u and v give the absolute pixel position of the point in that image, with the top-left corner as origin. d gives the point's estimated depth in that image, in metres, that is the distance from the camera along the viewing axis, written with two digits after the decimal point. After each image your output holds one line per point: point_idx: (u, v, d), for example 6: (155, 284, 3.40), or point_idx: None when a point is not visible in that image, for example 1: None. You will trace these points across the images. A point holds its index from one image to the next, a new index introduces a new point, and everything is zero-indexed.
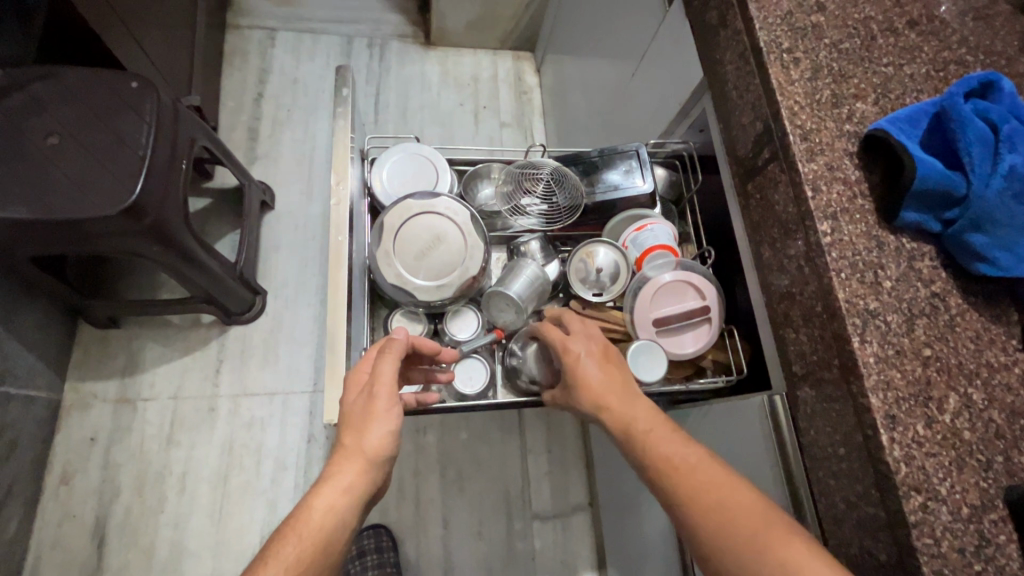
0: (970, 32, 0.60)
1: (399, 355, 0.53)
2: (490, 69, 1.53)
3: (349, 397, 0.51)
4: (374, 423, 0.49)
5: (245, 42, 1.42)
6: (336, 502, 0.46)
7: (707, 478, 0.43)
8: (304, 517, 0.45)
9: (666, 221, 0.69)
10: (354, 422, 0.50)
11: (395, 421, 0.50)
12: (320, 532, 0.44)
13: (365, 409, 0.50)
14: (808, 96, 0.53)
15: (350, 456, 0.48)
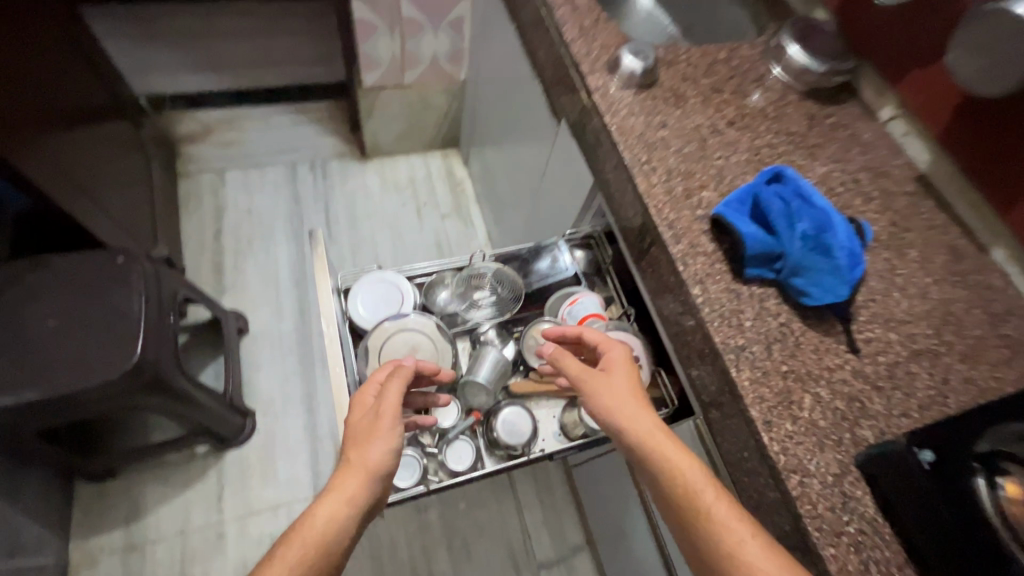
0: (771, 122, 0.83)
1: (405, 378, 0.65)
2: (423, 169, 1.73)
3: (357, 418, 0.63)
4: (375, 441, 0.60)
5: (198, 186, 1.56)
6: (337, 512, 0.56)
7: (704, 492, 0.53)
8: (310, 522, 0.55)
9: (591, 292, 0.86)
10: (360, 441, 0.60)
11: (394, 441, 0.61)
12: (322, 539, 0.54)
13: (370, 430, 0.61)
14: (667, 194, 0.72)
15: (353, 470, 0.58)
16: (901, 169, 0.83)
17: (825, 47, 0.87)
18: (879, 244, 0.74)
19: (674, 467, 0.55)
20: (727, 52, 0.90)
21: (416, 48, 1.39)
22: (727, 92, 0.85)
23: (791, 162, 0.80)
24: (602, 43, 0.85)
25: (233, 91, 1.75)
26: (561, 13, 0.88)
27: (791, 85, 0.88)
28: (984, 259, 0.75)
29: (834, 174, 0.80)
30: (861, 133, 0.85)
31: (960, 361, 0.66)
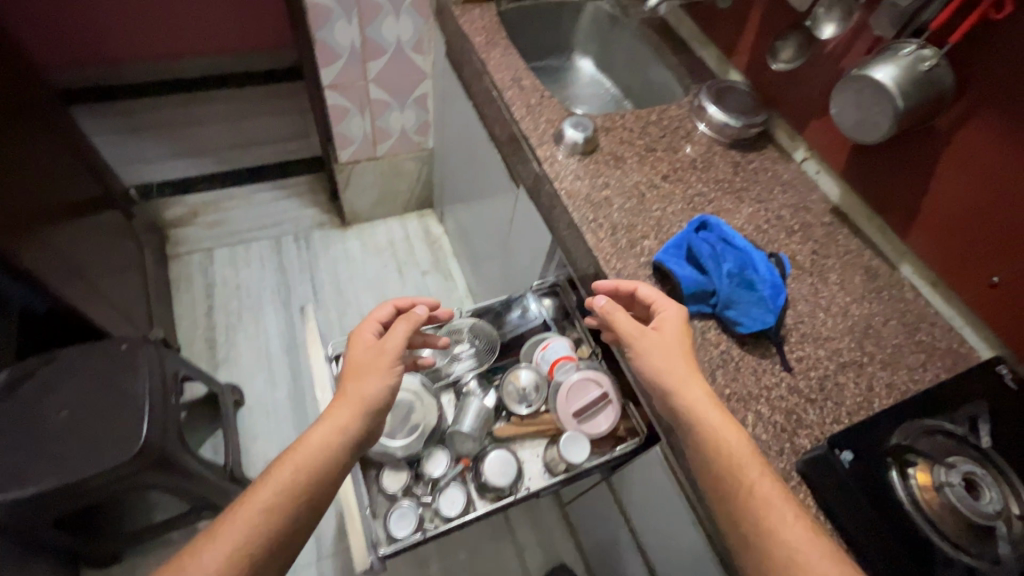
0: (700, 172, 0.95)
1: (416, 323, 0.81)
2: (401, 230, 1.84)
3: (362, 351, 0.76)
4: (370, 376, 0.73)
5: (187, 266, 1.64)
6: (333, 434, 0.68)
7: (756, 471, 0.57)
8: (307, 441, 0.67)
9: (561, 337, 0.95)
10: (361, 373, 0.74)
11: (387, 378, 0.74)
12: (319, 453, 0.66)
13: (371, 364, 0.75)
14: (613, 246, 0.82)
15: (351, 399, 0.71)
16: (818, 203, 0.94)
17: (739, 105, 1.00)
18: (803, 271, 0.85)
19: (724, 443, 0.59)
20: (658, 114, 1.03)
21: (386, 124, 1.51)
22: (660, 149, 0.97)
23: (721, 206, 0.91)
24: (547, 117, 0.97)
25: (216, 174, 1.85)
26: (510, 95, 1.01)
27: (715, 139, 1.00)
28: (896, 276, 0.86)
29: (759, 213, 0.91)
30: (781, 174, 0.98)
31: (881, 369, 0.75)
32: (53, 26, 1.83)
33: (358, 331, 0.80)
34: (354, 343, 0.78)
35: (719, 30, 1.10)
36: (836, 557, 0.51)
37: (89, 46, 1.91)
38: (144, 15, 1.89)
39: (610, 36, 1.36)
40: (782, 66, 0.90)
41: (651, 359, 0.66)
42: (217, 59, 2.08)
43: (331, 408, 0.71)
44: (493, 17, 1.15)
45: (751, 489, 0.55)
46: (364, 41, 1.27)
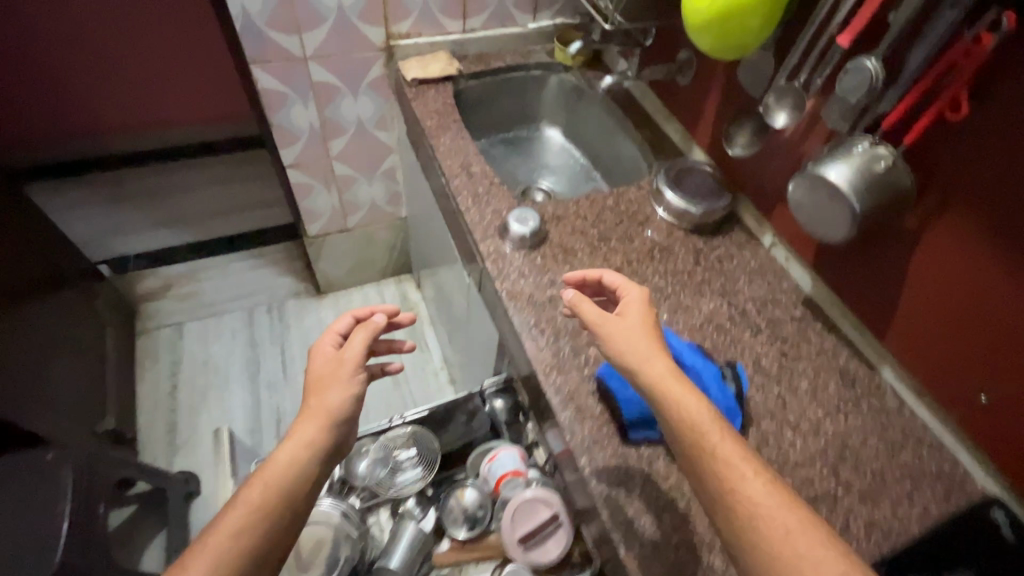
0: (657, 264, 0.88)
1: (375, 330, 0.79)
2: (378, 297, 1.78)
3: (322, 364, 0.74)
4: (332, 388, 0.71)
5: (155, 341, 1.60)
6: (299, 449, 0.66)
7: (733, 452, 0.49)
8: (274, 461, 0.65)
9: (512, 445, 0.87)
10: (323, 386, 0.72)
11: (349, 389, 0.72)
12: (285, 472, 0.64)
13: (331, 377, 0.73)
14: (555, 356, 0.75)
15: (314, 414, 0.69)
16: (788, 293, 0.86)
17: (698, 188, 0.94)
18: (769, 379, 0.76)
19: (694, 420, 0.51)
20: (614, 198, 0.97)
21: (354, 197, 1.48)
22: (614, 239, 0.91)
23: (678, 303, 0.84)
24: (493, 209, 0.92)
25: (193, 244, 1.83)
26: (457, 184, 0.96)
27: (675, 224, 0.94)
28: (875, 380, 0.77)
29: (721, 310, 0.84)
30: (747, 262, 0.90)
31: (858, 502, 0.65)
32: (29, 98, 1.83)
33: (317, 344, 0.78)
34: (313, 357, 0.77)
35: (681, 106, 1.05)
36: (825, 545, 0.43)
37: (64, 118, 1.91)
38: (122, 88, 1.91)
39: (576, 108, 1.31)
40: (737, 151, 0.84)
41: (615, 349, 0.58)
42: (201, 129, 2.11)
43: (295, 425, 0.69)
44: (446, 100, 1.13)
45: (711, 454, 0.49)
46: (323, 123, 1.25)
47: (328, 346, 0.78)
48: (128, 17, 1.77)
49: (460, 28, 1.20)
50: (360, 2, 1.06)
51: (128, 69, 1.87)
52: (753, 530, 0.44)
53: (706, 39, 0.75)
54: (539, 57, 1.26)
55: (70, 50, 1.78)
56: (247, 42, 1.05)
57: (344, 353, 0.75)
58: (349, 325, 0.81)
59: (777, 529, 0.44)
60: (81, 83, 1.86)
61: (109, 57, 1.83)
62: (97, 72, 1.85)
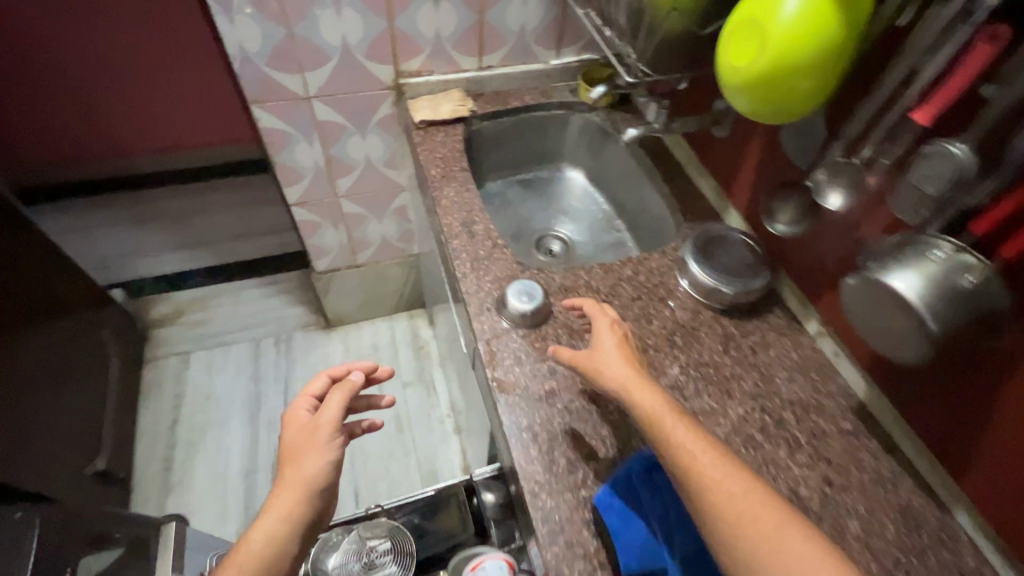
0: (677, 353, 0.76)
1: (354, 391, 0.69)
2: (388, 333, 1.71)
3: (295, 432, 0.65)
4: (309, 456, 0.62)
5: (161, 371, 1.57)
6: (276, 526, 0.58)
7: (717, 463, 0.51)
8: (248, 543, 0.58)
9: (499, 550, 0.75)
10: (296, 456, 0.63)
11: (328, 455, 0.63)
12: (260, 556, 0.57)
13: (304, 445, 0.63)
14: (546, 470, 0.64)
15: (290, 486, 0.60)
16: (835, 398, 0.72)
17: (731, 262, 0.81)
18: (808, 515, 0.62)
19: (671, 434, 0.54)
20: (633, 267, 0.85)
21: (364, 235, 1.41)
22: (629, 318, 0.79)
23: (700, 404, 0.71)
24: (493, 277, 0.82)
25: (208, 269, 1.80)
26: (455, 244, 0.87)
27: (702, 302, 0.81)
28: (945, 524, 0.62)
29: (752, 416, 0.70)
30: (787, 354, 0.76)
31: None
32: (42, 119, 1.80)
33: (291, 408, 0.69)
34: (286, 426, 0.67)
35: (717, 159, 0.92)
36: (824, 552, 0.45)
37: (78, 140, 1.88)
38: (137, 112, 1.88)
39: (600, 150, 1.19)
40: (780, 229, 0.69)
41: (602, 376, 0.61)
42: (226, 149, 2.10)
43: (268, 502, 0.60)
44: (455, 145, 1.04)
45: (683, 453, 0.53)
46: (328, 161, 1.19)
47: (303, 412, 0.69)
48: (148, 45, 1.74)
49: (476, 66, 1.11)
50: (366, 41, 0.99)
51: (145, 94, 1.84)
52: (733, 532, 0.47)
53: (742, 99, 0.62)
54: (562, 96, 1.16)
55: (87, 76, 1.75)
56: (246, 81, 0.99)
57: (319, 416, 0.66)
58: (325, 387, 0.72)
59: (771, 537, 0.46)
60: (96, 107, 1.82)
61: (125, 82, 1.80)
62: (112, 96, 1.82)
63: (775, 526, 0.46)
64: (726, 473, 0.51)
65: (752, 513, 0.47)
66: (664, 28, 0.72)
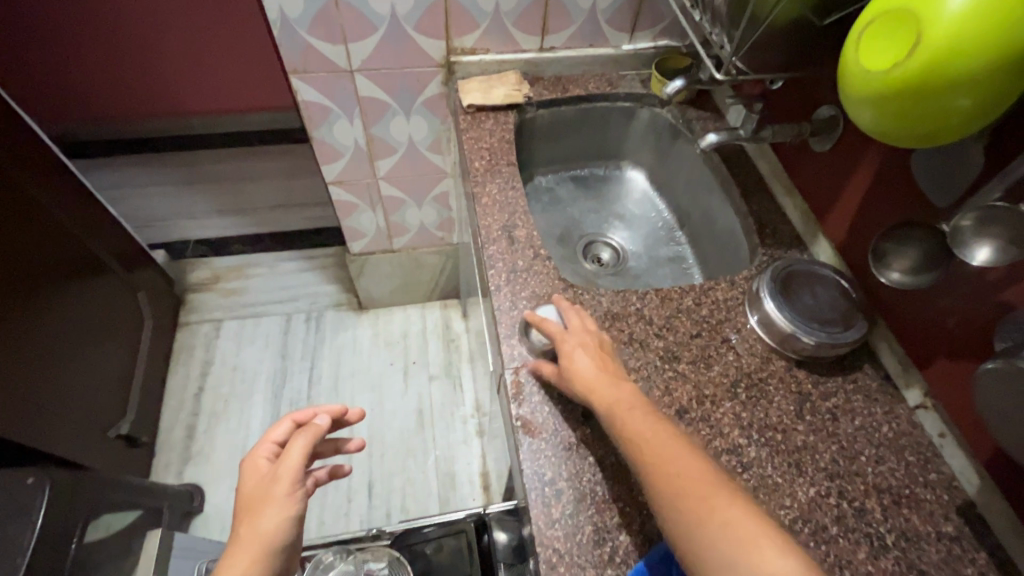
0: (740, 410, 0.63)
1: (319, 435, 0.61)
2: (419, 322, 1.64)
3: (251, 485, 0.57)
4: (269, 509, 0.54)
5: (193, 336, 1.56)
6: None
7: (665, 451, 0.50)
8: None
9: None
10: (253, 510, 0.55)
11: (291, 507, 0.55)
12: None
13: (264, 497, 0.55)
14: (568, 537, 0.54)
15: (246, 544, 0.52)
16: (936, 491, 0.58)
17: (818, 306, 0.67)
18: None
19: (626, 426, 0.53)
20: (695, 298, 0.73)
21: (402, 219, 1.33)
22: (684, 359, 0.67)
23: (761, 479, 0.59)
24: (531, 293, 0.72)
25: (248, 236, 1.78)
26: (492, 251, 0.77)
27: (775, 349, 0.68)
28: None
29: (827, 500, 0.57)
30: (875, 426, 0.63)
31: None
32: (92, 67, 1.80)
33: (249, 459, 0.61)
34: (242, 478, 0.59)
35: (811, 176, 0.77)
36: (784, 549, 0.41)
37: (123, 91, 1.87)
38: (184, 69, 1.86)
39: (667, 151, 1.05)
40: (895, 278, 0.55)
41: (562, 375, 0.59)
42: (278, 118, 2.07)
43: (219, 566, 0.52)
44: (505, 134, 0.94)
45: (637, 444, 0.51)
46: (370, 140, 1.10)
47: (262, 461, 0.61)
48: (206, 5, 1.72)
49: (538, 46, 0.99)
50: (418, 11, 0.89)
51: (195, 52, 1.83)
52: (689, 520, 0.44)
53: (869, 111, 0.49)
54: (630, 87, 1.02)
55: (140, 30, 1.73)
56: (286, 49, 0.91)
57: (279, 465, 0.58)
58: (288, 432, 0.64)
59: (718, 524, 0.43)
60: (146, 59, 1.81)
61: (180, 41, 1.79)
62: (162, 50, 1.80)
63: (725, 512, 0.44)
64: (675, 461, 0.48)
65: (705, 498, 0.45)
66: (772, 16, 0.59)
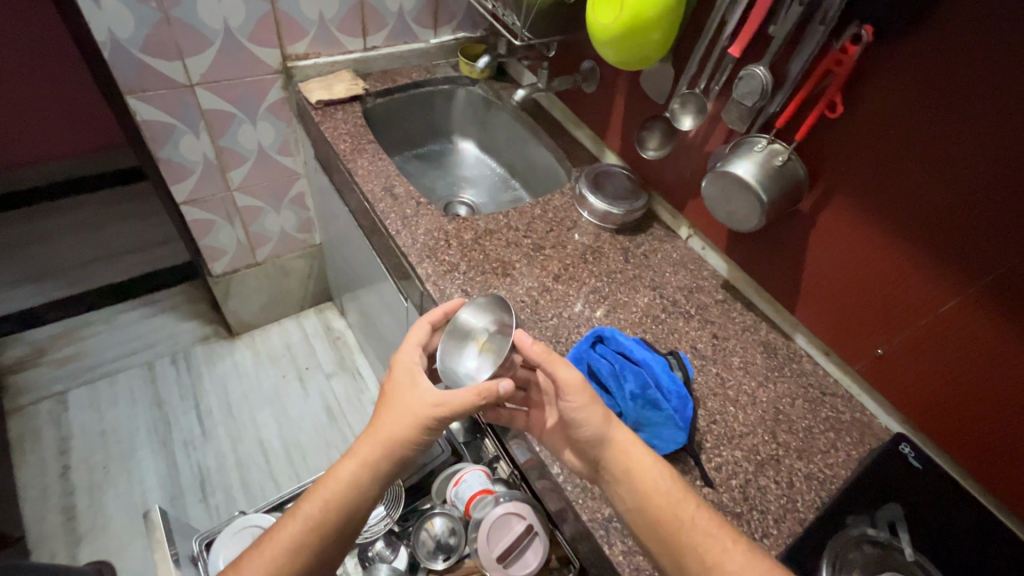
0: (592, 267, 0.92)
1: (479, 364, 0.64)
2: (298, 331, 1.66)
3: (399, 380, 0.64)
4: (401, 416, 0.61)
5: (33, 418, 1.37)
6: (356, 476, 0.60)
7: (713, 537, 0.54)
8: (332, 479, 0.60)
9: (475, 466, 0.87)
10: (393, 406, 0.62)
11: (421, 423, 0.60)
12: (341, 495, 0.59)
13: (403, 401, 0.62)
14: None
15: (377, 439, 0.60)
16: (709, 280, 0.94)
17: (617, 191, 0.99)
18: (706, 360, 0.82)
19: (670, 508, 0.56)
20: (541, 208, 1.00)
21: (261, 228, 1.38)
22: (548, 247, 0.93)
23: (616, 301, 0.88)
24: (425, 230, 0.91)
25: (66, 298, 1.59)
26: (382, 207, 0.93)
27: (601, 227, 0.99)
28: (792, 347, 0.87)
29: (655, 301, 0.89)
30: (670, 255, 0.97)
31: (797, 459, 0.73)
32: None
33: (401, 352, 0.66)
34: (393, 369, 0.65)
35: (590, 112, 1.10)
36: None
37: None
38: None
39: (486, 119, 1.31)
40: (651, 153, 0.92)
41: (580, 421, 0.59)
42: (74, 167, 1.90)
43: (358, 440, 0.62)
44: (357, 121, 1.10)
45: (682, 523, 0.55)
46: (219, 153, 1.15)
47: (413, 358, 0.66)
48: None
49: (361, 47, 1.16)
50: (249, 24, 0.99)
51: None
52: None
53: (613, 52, 0.80)
54: (445, 72, 1.25)
55: None
56: (120, 70, 0.93)
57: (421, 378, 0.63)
58: (429, 335, 0.69)
59: None
60: None
61: None
62: None
63: None
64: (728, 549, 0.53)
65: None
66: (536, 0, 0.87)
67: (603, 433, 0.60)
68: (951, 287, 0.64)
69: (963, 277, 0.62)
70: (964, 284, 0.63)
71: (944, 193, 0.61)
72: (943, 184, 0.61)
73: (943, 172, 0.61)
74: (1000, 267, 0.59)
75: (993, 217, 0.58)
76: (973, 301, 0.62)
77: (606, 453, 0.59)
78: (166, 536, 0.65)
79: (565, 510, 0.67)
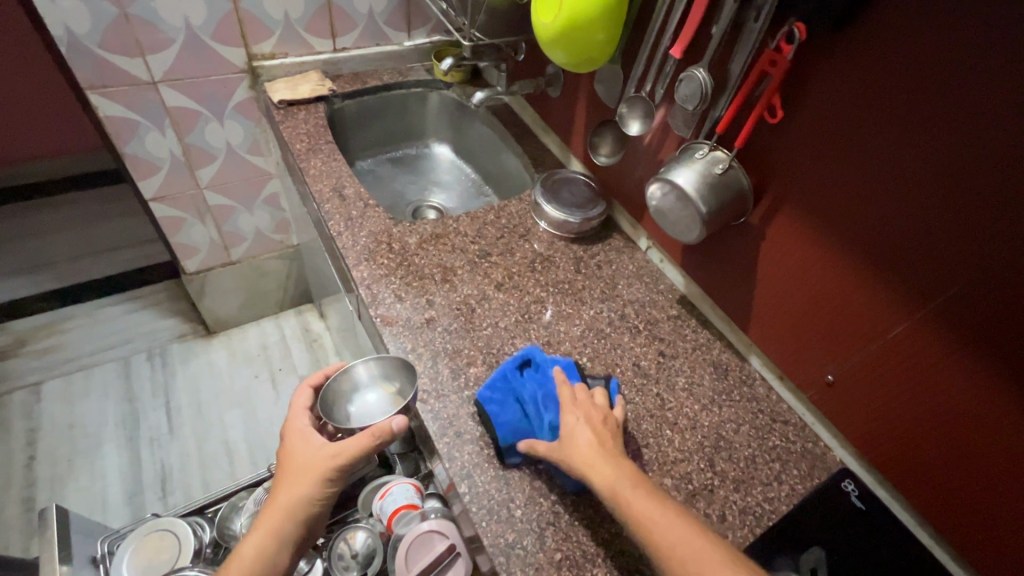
0: (539, 277, 0.88)
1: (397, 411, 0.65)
2: (276, 332, 1.66)
3: (293, 448, 0.62)
4: (300, 479, 0.58)
5: (6, 408, 1.39)
6: (263, 547, 0.57)
7: (675, 530, 0.50)
8: (237, 558, 0.56)
9: (405, 479, 0.83)
10: (289, 474, 0.60)
11: (321, 480, 0.59)
12: (251, 571, 0.56)
13: (298, 466, 0.60)
14: (432, 380, 0.72)
15: (280, 506, 0.58)
16: (664, 294, 0.89)
17: (575, 198, 0.95)
18: (647, 380, 0.77)
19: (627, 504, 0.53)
20: (495, 214, 0.97)
21: (235, 228, 1.38)
22: (495, 254, 0.90)
23: (559, 312, 0.84)
24: (368, 232, 0.89)
25: (53, 291, 1.63)
26: (328, 208, 0.92)
27: (556, 235, 0.95)
28: (746, 369, 0.81)
29: (601, 315, 0.85)
30: (625, 267, 0.92)
31: (734, 491, 0.67)
32: None
33: (289, 425, 0.65)
34: (284, 440, 0.64)
35: (555, 118, 1.07)
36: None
37: None
38: None
39: (459, 123, 1.29)
40: (602, 159, 0.91)
41: (567, 458, 0.58)
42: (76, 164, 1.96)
43: (258, 518, 0.58)
44: (319, 122, 1.09)
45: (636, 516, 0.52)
46: (186, 150, 1.16)
47: (302, 426, 0.65)
48: None
49: (331, 48, 1.16)
50: (211, 22, 1.00)
51: None
52: None
53: (560, 53, 0.76)
54: (418, 75, 1.24)
55: None
56: (78, 65, 0.94)
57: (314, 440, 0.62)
58: (312, 399, 0.71)
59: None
60: None
61: None
62: None
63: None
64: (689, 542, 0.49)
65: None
66: None
67: (564, 452, 0.59)
68: (902, 309, 0.58)
69: (913, 298, 0.56)
70: (913, 307, 0.57)
71: (891, 204, 0.55)
72: (890, 196, 0.55)
73: (889, 182, 0.55)
74: (949, 289, 0.53)
75: (941, 234, 0.52)
76: (923, 326, 0.56)
77: (569, 458, 0.59)
78: (59, 534, 0.65)
79: (471, 533, 0.62)
